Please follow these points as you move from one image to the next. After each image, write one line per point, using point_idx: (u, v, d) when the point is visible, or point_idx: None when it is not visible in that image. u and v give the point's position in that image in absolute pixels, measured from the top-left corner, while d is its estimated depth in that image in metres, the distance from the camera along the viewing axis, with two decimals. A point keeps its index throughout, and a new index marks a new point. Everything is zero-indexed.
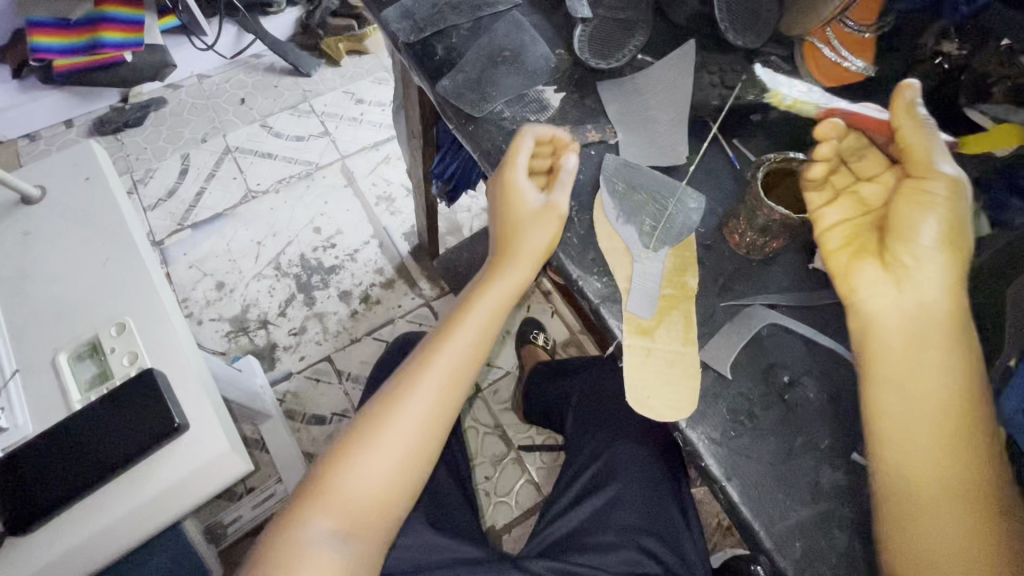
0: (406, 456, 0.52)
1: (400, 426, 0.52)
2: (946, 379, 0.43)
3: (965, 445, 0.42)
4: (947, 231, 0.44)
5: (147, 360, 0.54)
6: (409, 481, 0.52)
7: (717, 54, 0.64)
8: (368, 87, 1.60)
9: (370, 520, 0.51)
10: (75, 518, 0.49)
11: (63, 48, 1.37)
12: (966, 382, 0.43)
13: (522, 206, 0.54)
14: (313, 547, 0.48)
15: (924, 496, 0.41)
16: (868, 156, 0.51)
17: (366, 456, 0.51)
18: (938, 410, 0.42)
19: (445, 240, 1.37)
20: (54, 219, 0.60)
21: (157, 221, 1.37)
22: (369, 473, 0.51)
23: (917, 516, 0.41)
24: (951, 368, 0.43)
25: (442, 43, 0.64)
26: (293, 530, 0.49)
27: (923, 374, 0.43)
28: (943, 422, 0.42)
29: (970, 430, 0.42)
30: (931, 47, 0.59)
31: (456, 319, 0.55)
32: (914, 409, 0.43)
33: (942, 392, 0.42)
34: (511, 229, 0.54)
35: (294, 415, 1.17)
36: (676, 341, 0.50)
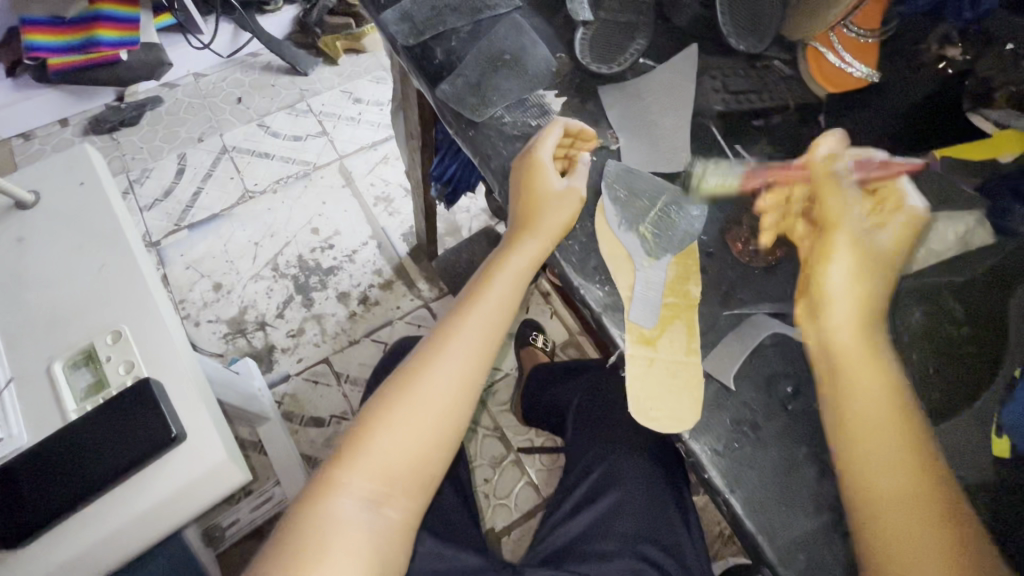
0: (435, 424, 0.48)
1: (428, 392, 0.48)
2: (883, 385, 0.43)
3: (914, 447, 0.42)
4: (855, 276, 0.45)
5: (144, 368, 0.54)
6: (440, 451, 0.49)
7: (719, 59, 0.64)
8: (366, 86, 1.59)
9: (401, 493, 0.47)
10: (72, 530, 0.49)
11: (58, 47, 1.36)
12: (901, 386, 0.44)
13: (545, 183, 0.52)
14: (339, 524, 0.44)
15: (893, 504, 0.40)
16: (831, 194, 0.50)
17: (393, 425, 0.47)
18: (885, 417, 0.43)
19: (444, 240, 1.36)
20: (49, 225, 0.59)
21: (154, 221, 1.36)
22: (398, 445, 0.47)
23: (892, 528, 0.40)
24: (884, 373, 0.44)
25: (442, 46, 0.64)
26: (316, 507, 0.45)
27: (862, 383, 0.44)
28: (891, 428, 0.42)
29: (913, 432, 0.42)
30: (935, 51, 0.57)
31: (479, 286, 0.53)
32: (858, 418, 0.43)
33: (883, 398, 0.43)
34: (534, 202, 0.52)
35: (293, 417, 1.17)
36: (679, 350, 0.49)
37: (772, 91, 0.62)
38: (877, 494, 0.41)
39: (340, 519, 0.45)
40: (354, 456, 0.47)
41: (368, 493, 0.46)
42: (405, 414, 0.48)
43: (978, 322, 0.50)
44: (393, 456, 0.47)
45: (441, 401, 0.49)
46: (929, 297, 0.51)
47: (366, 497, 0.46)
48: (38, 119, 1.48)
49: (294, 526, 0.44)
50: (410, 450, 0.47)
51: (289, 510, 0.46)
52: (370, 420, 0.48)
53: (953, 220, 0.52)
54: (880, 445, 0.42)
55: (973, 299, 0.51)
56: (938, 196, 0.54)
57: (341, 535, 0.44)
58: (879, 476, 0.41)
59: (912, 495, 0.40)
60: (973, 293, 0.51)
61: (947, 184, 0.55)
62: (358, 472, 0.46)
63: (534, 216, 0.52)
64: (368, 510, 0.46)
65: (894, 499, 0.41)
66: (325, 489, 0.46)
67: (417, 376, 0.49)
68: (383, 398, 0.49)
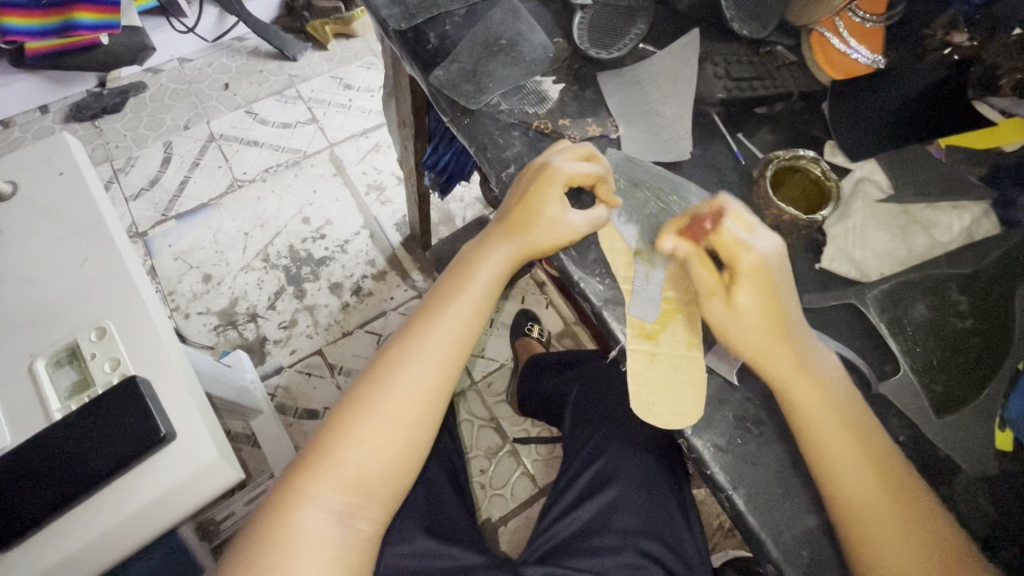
0: (405, 432, 0.47)
1: (396, 400, 0.47)
2: (824, 392, 0.44)
3: (869, 447, 0.42)
4: (769, 338, 0.44)
5: (130, 366, 0.52)
6: (411, 459, 0.48)
7: (721, 44, 0.62)
8: (357, 71, 1.55)
9: (373, 504, 0.46)
10: (57, 533, 0.47)
11: (33, 30, 1.29)
12: (842, 390, 0.44)
13: (551, 210, 0.50)
14: (307, 540, 0.43)
15: (860, 503, 0.41)
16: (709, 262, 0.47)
17: (361, 436, 0.46)
18: (835, 423, 0.43)
19: (437, 230, 1.34)
20: (27, 217, 0.57)
21: (140, 211, 1.33)
22: (368, 456, 0.46)
23: (864, 525, 0.41)
24: (821, 380, 0.44)
25: (435, 31, 0.61)
26: (280, 520, 0.44)
27: (805, 393, 0.43)
28: (843, 432, 0.43)
29: (862, 431, 0.43)
30: (941, 37, 0.58)
31: (450, 289, 0.51)
32: (813, 429, 0.43)
33: (829, 405, 0.43)
34: (533, 218, 0.50)
35: (286, 410, 1.15)
36: (681, 345, 0.48)
37: (776, 79, 0.60)
38: (849, 498, 0.41)
39: (307, 535, 0.43)
40: (320, 467, 0.45)
41: (339, 504, 0.45)
42: (372, 423, 0.46)
43: (984, 314, 0.50)
44: (362, 466, 0.46)
45: (410, 408, 0.47)
46: (935, 290, 0.50)
47: (338, 509, 0.45)
48: (17, 105, 1.43)
49: (257, 544, 0.43)
50: (379, 459, 0.46)
51: (252, 527, 0.45)
52: (336, 429, 0.46)
53: (956, 211, 0.53)
54: (841, 451, 0.42)
55: (979, 291, 0.50)
56: (946, 187, 0.54)
57: (308, 551, 0.43)
58: (844, 479, 0.41)
59: (875, 491, 0.41)
60: (979, 286, 0.50)
61: (952, 173, 0.55)
62: (327, 485, 0.45)
63: (524, 225, 0.51)
64: (339, 522, 0.45)
65: (862, 499, 0.41)
66: (290, 503, 0.44)
67: (384, 384, 0.47)
68: (348, 406, 0.47)
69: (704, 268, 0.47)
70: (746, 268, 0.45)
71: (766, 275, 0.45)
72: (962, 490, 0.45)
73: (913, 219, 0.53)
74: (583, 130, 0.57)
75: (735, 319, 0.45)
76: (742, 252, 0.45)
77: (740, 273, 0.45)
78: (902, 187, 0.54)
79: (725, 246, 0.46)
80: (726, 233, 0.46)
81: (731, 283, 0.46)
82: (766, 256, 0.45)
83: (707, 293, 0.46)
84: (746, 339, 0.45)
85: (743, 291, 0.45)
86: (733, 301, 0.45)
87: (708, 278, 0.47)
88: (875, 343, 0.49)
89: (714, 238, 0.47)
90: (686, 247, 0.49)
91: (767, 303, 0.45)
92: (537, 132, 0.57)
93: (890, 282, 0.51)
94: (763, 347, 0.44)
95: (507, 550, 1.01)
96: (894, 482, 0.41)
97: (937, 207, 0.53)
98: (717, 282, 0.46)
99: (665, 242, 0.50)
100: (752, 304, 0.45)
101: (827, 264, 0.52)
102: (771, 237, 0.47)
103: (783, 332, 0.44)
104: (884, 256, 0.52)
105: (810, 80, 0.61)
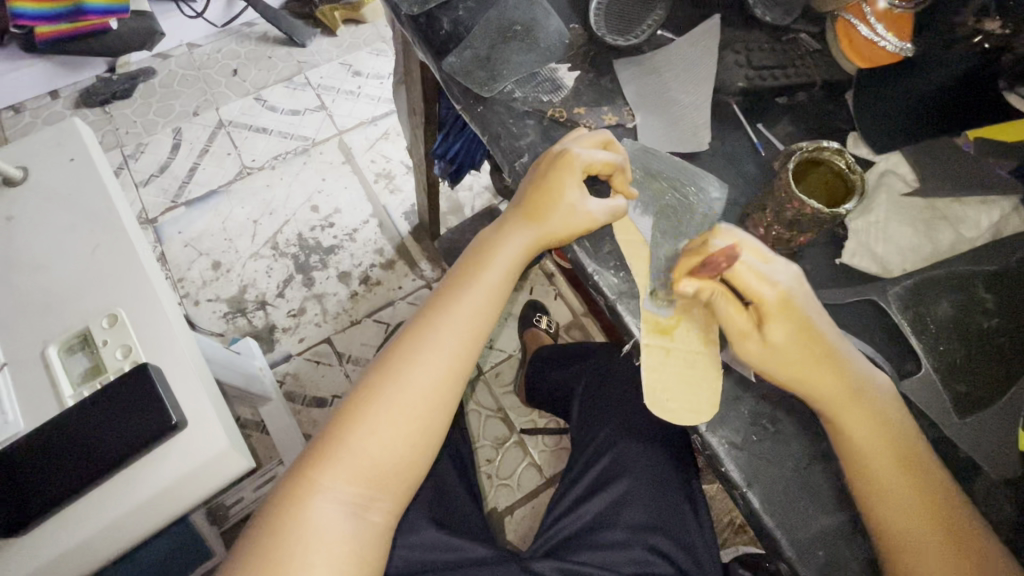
0: (419, 423, 0.47)
1: (410, 391, 0.47)
2: (870, 405, 0.43)
3: (904, 456, 0.42)
4: (812, 365, 0.43)
5: (142, 353, 0.52)
6: (425, 450, 0.48)
7: (742, 31, 0.60)
8: (366, 58, 1.54)
9: (386, 495, 0.46)
10: (72, 520, 0.48)
11: (45, 14, 1.29)
12: (882, 401, 0.43)
13: (562, 198, 0.49)
14: (321, 531, 0.43)
15: (900, 510, 0.41)
16: (732, 302, 0.44)
17: (375, 426, 0.46)
18: (881, 440, 0.42)
19: (446, 220, 1.34)
20: (39, 205, 0.57)
21: (151, 198, 1.33)
22: (383, 447, 0.46)
23: (901, 530, 0.41)
24: (867, 401, 0.43)
25: (448, 16, 0.60)
26: (292, 510, 0.43)
27: (843, 402, 0.43)
28: (886, 452, 0.42)
29: (905, 449, 0.42)
30: (971, 25, 0.54)
31: (465, 276, 0.51)
32: (859, 445, 0.42)
33: (877, 427, 0.42)
34: (544, 207, 0.50)
35: (294, 397, 1.16)
36: (696, 341, 0.48)
37: (799, 66, 0.59)
38: (893, 517, 0.41)
39: (320, 527, 0.43)
40: (333, 457, 0.45)
41: (351, 496, 0.45)
42: (387, 414, 0.46)
43: (1008, 313, 0.49)
44: (377, 457, 0.46)
45: (424, 400, 0.47)
46: (959, 287, 0.49)
47: (350, 501, 0.45)
48: (28, 90, 1.43)
49: (268, 537, 0.42)
50: (393, 450, 0.46)
51: (263, 516, 0.44)
52: (349, 419, 0.46)
53: (984, 207, 0.51)
54: (881, 466, 0.42)
55: (1004, 290, 0.49)
56: (976, 181, 0.52)
57: (323, 543, 0.43)
58: (880, 484, 0.41)
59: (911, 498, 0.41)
60: (1005, 284, 0.50)
61: (980, 168, 0.53)
62: (340, 475, 0.45)
63: (541, 213, 0.50)
64: (352, 514, 0.44)
65: (899, 507, 0.41)
66: (303, 493, 0.44)
67: (397, 372, 0.47)
68: (361, 395, 0.47)
69: (733, 306, 0.44)
70: (772, 303, 0.43)
71: (794, 308, 0.43)
72: (984, 492, 0.44)
73: (940, 215, 0.52)
74: (599, 119, 0.56)
75: (770, 356, 0.43)
76: (763, 286, 0.43)
77: (766, 308, 0.43)
78: (929, 179, 0.53)
79: (748, 282, 0.43)
80: (744, 270, 0.44)
81: (761, 318, 0.44)
82: (787, 289, 0.43)
83: (740, 335, 0.44)
84: (786, 373, 0.43)
85: (776, 326, 0.43)
86: (766, 338, 0.43)
87: (738, 317, 0.44)
88: (895, 341, 0.48)
89: (733, 276, 0.43)
90: (705, 285, 0.45)
91: (801, 335, 0.43)
92: (552, 121, 0.56)
93: (913, 279, 0.50)
94: (799, 376, 0.43)
95: (514, 540, 1.02)
96: (934, 501, 0.41)
97: (965, 201, 0.52)
98: (747, 320, 0.44)
99: (682, 284, 0.46)
100: (788, 340, 0.43)
101: (849, 258, 0.51)
102: (786, 264, 0.45)
103: (821, 360, 0.43)
104: (907, 251, 0.51)
105: (831, 67, 0.59)
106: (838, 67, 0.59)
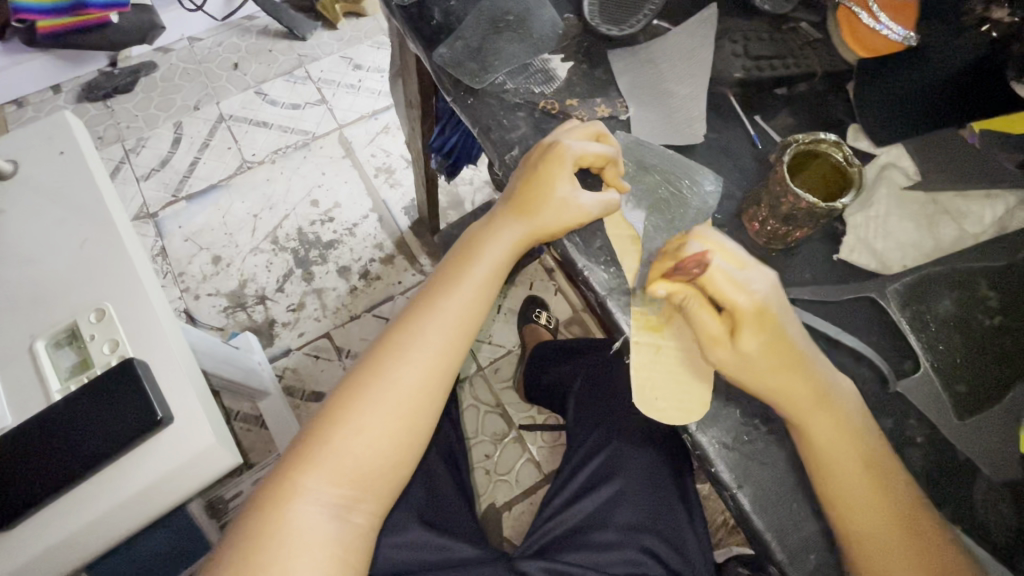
0: (405, 423, 0.46)
1: (396, 392, 0.46)
2: (836, 411, 0.42)
3: (871, 459, 0.41)
4: (785, 374, 0.41)
5: (129, 349, 0.51)
6: (411, 451, 0.47)
7: (740, 20, 0.59)
8: (367, 51, 1.53)
9: (371, 496, 0.45)
10: (56, 515, 0.47)
11: (45, 9, 1.29)
12: (849, 405, 0.42)
13: (551, 194, 0.48)
14: (303, 534, 0.42)
15: (865, 516, 0.40)
16: (704, 312, 0.42)
17: (360, 427, 0.45)
18: (857, 455, 0.41)
19: (446, 214, 1.33)
20: (29, 198, 0.56)
21: (151, 192, 1.33)
22: (367, 448, 0.45)
23: (866, 536, 0.40)
24: (836, 410, 0.42)
25: (439, 6, 0.59)
26: (274, 512, 0.43)
27: (812, 405, 0.41)
28: (862, 470, 0.41)
29: (880, 465, 0.41)
30: (979, 13, 0.54)
31: (453, 273, 0.50)
32: (837, 462, 0.41)
33: (852, 443, 0.41)
34: (533, 203, 0.48)
35: (293, 391, 1.16)
36: (688, 340, 0.46)
37: (799, 57, 0.57)
38: (858, 522, 0.40)
39: (304, 530, 0.43)
40: (318, 458, 0.44)
41: (335, 498, 0.44)
42: (373, 414, 0.45)
43: (1012, 311, 0.47)
44: (361, 458, 0.45)
45: (409, 400, 0.46)
46: (961, 283, 0.48)
47: (334, 502, 0.44)
48: (30, 86, 1.43)
49: (250, 539, 0.42)
50: (379, 451, 0.45)
51: (246, 517, 0.44)
52: (333, 419, 0.45)
53: (988, 201, 0.50)
54: (857, 485, 0.41)
55: (1008, 286, 0.48)
56: (980, 175, 0.51)
57: (305, 546, 0.42)
58: (849, 489, 0.40)
59: (878, 504, 0.40)
60: (1009, 282, 0.48)
61: (984, 161, 0.51)
62: (323, 477, 0.44)
63: (530, 208, 0.49)
64: (336, 516, 0.44)
65: (864, 513, 0.40)
66: (285, 495, 0.43)
67: (383, 372, 0.46)
68: (345, 394, 0.46)
69: (705, 312, 0.43)
70: (748, 312, 0.41)
71: (770, 317, 0.41)
72: (982, 495, 0.43)
73: (942, 209, 0.50)
74: (592, 111, 0.54)
75: (743, 365, 0.42)
76: (738, 294, 0.41)
77: (741, 317, 0.41)
78: (930, 173, 0.52)
79: (719, 291, 0.41)
80: (717, 276, 0.41)
81: (734, 326, 0.42)
82: (762, 298, 0.41)
83: (711, 342, 0.43)
84: (758, 382, 0.42)
85: (750, 336, 0.41)
86: (738, 348, 0.42)
87: (710, 324, 0.43)
88: (893, 339, 0.47)
89: (705, 280, 0.42)
90: (678, 289, 0.43)
91: (776, 346, 0.41)
92: (543, 113, 0.55)
93: (913, 276, 0.48)
94: (776, 387, 0.42)
95: (510, 536, 1.02)
96: (911, 519, 0.40)
97: (968, 196, 0.50)
98: (719, 328, 0.42)
99: (656, 287, 0.44)
100: (762, 349, 0.41)
101: (847, 254, 0.49)
102: (761, 270, 0.43)
103: (798, 366, 0.42)
104: (908, 247, 0.49)
105: (833, 57, 0.58)
106: (842, 55, 0.57)
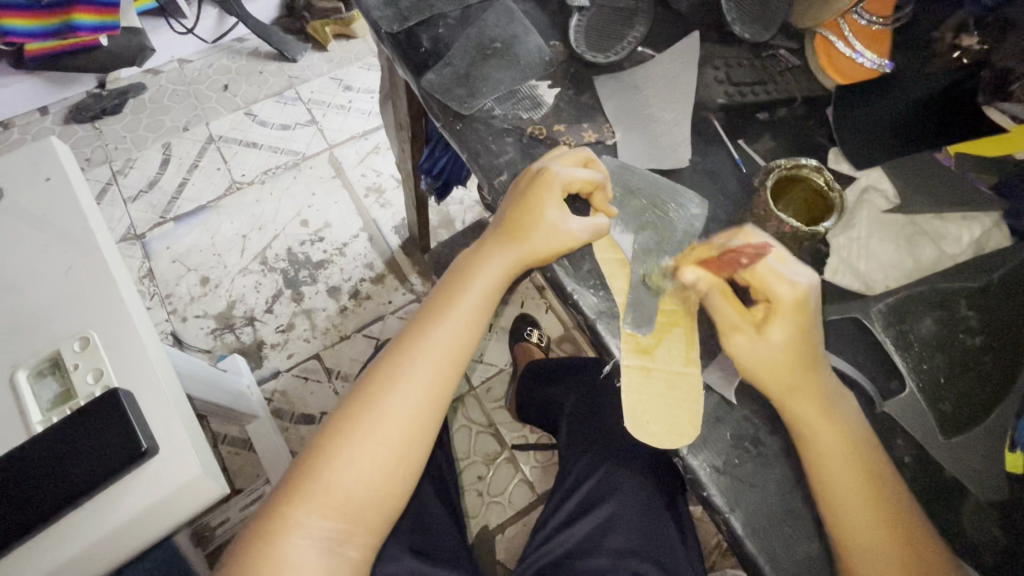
0: (397, 454, 0.46)
1: (389, 422, 0.45)
2: (837, 424, 0.42)
3: (869, 473, 0.41)
4: (792, 365, 0.42)
5: (114, 378, 0.50)
6: (404, 481, 0.46)
7: (722, 48, 0.60)
8: (357, 72, 1.54)
9: (363, 529, 0.45)
10: (36, 552, 0.46)
11: (35, 31, 1.27)
12: (852, 421, 0.43)
13: (541, 216, 0.48)
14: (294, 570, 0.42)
15: (862, 529, 0.40)
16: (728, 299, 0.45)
17: (351, 459, 0.44)
18: (856, 469, 0.41)
19: (436, 233, 1.33)
20: (11, 225, 0.55)
21: (139, 213, 1.32)
22: (361, 480, 0.44)
23: (863, 548, 0.40)
24: (839, 423, 0.42)
25: (428, 33, 0.60)
26: (267, 546, 0.42)
27: (813, 414, 0.42)
28: (866, 493, 0.40)
29: (888, 488, 0.41)
30: (949, 41, 0.56)
31: (443, 300, 0.50)
32: (836, 484, 0.41)
33: (851, 458, 0.41)
34: (523, 228, 0.49)
35: (283, 414, 1.14)
36: (677, 361, 0.47)
37: (777, 83, 0.59)
38: (854, 535, 0.40)
39: (295, 565, 0.42)
40: (308, 492, 0.44)
41: (326, 531, 0.43)
42: (364, 447, 0.45)
43: (993, 330, 0.48)
44: (353, 491, 0.44)
45: (401, 431, 0.46)
46: (943, 304, 0.49)
47: (325, 536, 0.43)
48: (18, 106, 1.43)
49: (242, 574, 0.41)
50: (370, 483, 0.45)
51: (237, 556, 0.43)
52: (325, 451, 0.45)
53: (966, 222, 0.51)
54: (851, 496, 0.40)
55: (988, 305, 0.49)
56: (954, 196, 0.52)
57: None
58: (846, 503, 0.40)
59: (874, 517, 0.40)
60: (990, 300, 0.49)
61: (959, 181, 0.53)
62: (315, 511, 0.43)
63: (519, 235, 0.49)
64: (327, 550, 0.43)
65: (861, 526, 0.40)
66: (277, 529, 0.43)
67: (375, 403, 0.46)
68: (337, 426, 0.46)
69: (729, 304, 0.45)
70: (784, 305, 0.42)
71: (805, 310, 0.42)
72: (971, 515, 0.43)
73: (920, 230, 0.51)
74: (579, 136, 0.56)
75: (763, 355, 0.42)
76: (779, 285, 0.42)
77: (779, 307, 0.42)
78: (909, 196, 0.53)
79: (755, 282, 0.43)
80: (762, 268, 0.43)
81: (766, 318, 0.43)
82: (805, 290, 0.42)
83: (733, 328, 0.44)
84: (770, 379, 0.42)
85: (778, 328, 0.42)
86: (764, 337, 0.42)
87: (735, 314, 0.44)
88: (877, 359, 0.48)
89: (751, 273, 0.44)
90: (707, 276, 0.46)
91: (801, 341, 0.42)
92: (531, 138, 0.55)
93: (895, 296, 0.49)
94: (793, 385, 0.42)
95: (504, 560, 1.01)
96: (906, 533, 0.40)
97: (948, 217, 0.51)
98: (744, 316, 0.44)
99: (686, 270, 0.46)
100: (785, 343, 0.42)
101: (830, 276, 0.50)
102: (807, 268, 0.44)
103: (809, 368, 0.42)
104: (890, 268, 0.50)
105: (810, 83, 0.59)
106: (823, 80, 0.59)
